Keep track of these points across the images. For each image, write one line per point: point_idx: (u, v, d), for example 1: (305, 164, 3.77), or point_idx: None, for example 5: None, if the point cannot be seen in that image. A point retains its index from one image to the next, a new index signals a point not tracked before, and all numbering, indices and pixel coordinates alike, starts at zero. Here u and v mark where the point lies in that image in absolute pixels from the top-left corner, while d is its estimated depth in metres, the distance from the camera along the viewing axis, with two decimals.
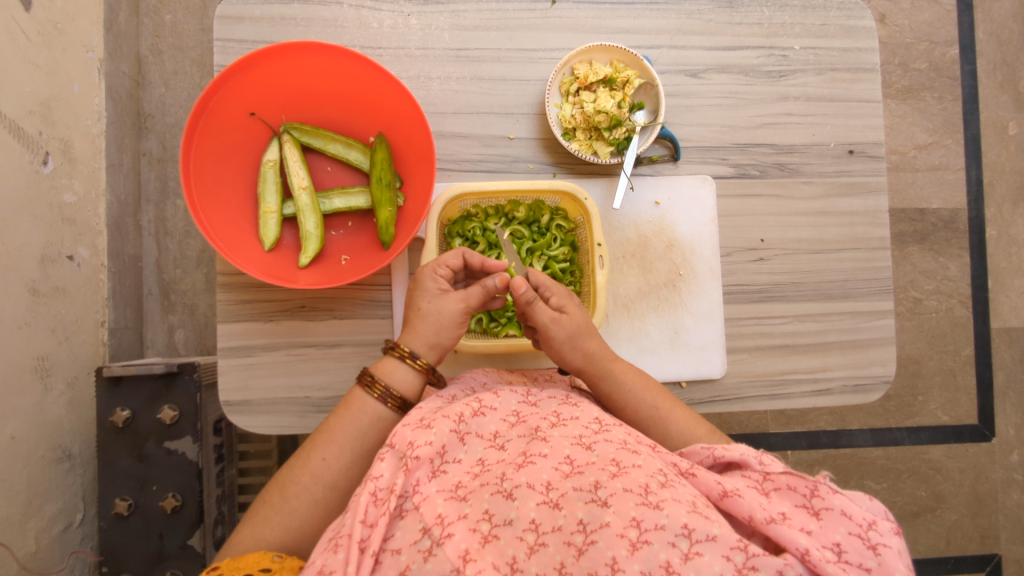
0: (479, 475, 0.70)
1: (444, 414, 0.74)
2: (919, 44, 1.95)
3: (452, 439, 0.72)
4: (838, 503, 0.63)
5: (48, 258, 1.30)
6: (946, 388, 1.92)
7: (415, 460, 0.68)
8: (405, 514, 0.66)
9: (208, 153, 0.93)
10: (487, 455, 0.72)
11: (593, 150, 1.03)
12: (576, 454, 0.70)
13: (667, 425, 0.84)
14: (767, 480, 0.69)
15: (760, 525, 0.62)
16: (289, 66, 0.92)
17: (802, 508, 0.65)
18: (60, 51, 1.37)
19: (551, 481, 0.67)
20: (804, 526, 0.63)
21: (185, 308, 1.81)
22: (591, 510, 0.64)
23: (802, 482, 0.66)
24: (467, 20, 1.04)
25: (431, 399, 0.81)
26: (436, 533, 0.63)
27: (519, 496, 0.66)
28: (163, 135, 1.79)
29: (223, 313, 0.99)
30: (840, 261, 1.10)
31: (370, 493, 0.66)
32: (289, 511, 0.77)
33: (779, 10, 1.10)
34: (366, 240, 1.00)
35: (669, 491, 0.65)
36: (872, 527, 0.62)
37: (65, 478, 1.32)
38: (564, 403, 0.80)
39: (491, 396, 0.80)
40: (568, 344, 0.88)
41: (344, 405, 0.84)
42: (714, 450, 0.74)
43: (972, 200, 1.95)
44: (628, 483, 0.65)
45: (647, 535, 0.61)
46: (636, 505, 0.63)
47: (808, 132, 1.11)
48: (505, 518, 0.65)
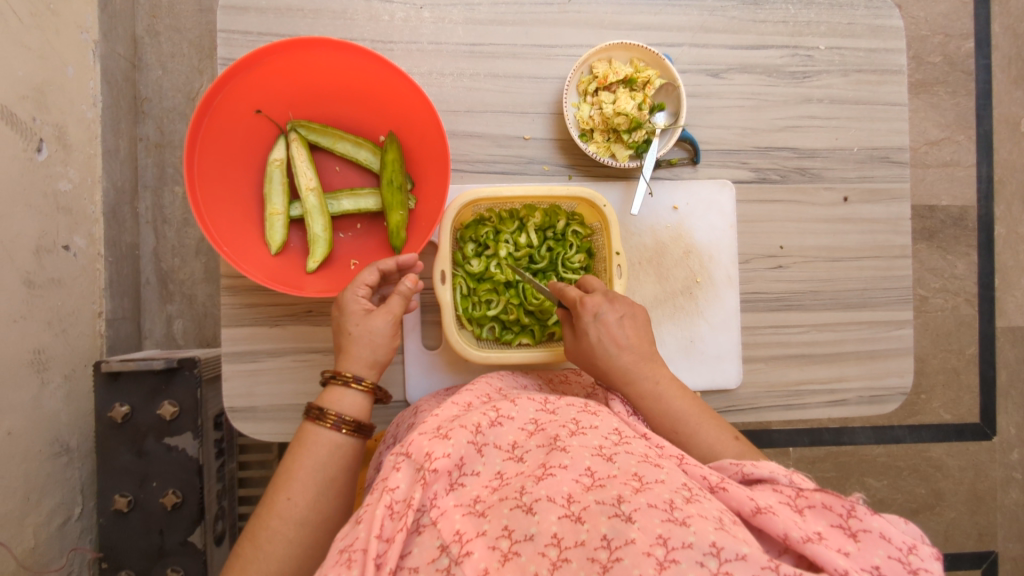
0: (497, 489, 0.67)
1: (461, 425, 0.72)
2: (934, 37, 1.92)
3: (470, 450, 0.71)
4: (876, 525, 0.62)
5: (43, 249, 1.26)
6: (948, 387, 1.91)
7: (434, 473, 0.66)
8: (423, 529, 0.64)
9: (211, 152, 0.89)
10: (505, 467, 0.71)
11: (611, 153, 1.00)
12: (596, 467, 0.68)
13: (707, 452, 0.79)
14: (799, 496, 0.67)
15: (795, 543, 0.60)
16: (298, 61, 0.88)
17: (837, 529, 0.63)
18: (53, 33, 1.32)
19: (572, 493, 0.65)
20: (841, 547, 0.61)
21: (183, 298, 1.78)
22: (615, 526, 0.61)
23: (837, 500, 0.65)
24: (482, 14, 1.00)
25: (449, 406, 0.78)
26: (454, 551, 0.60)
27: (540, 510, 0.63)
28: (160, 120, 1.75)
29: (228, 316, 0.96)
30: (860, 269, 1.08)
31: (386, 506, 0.64)
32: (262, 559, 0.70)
33: (805, 8, 1.06)
34: (375, 244, 0.97)
35: (694, 507, 0.63)
36: (912, 551, 0.60)
37: (63, 472, 1.30)
38: (583, 410, 0.78)
39: (508, 404, 0.78)
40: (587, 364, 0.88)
41: (299, 442, 0.79)
42: (744, 467, 0.72)
43: (982, 198, 1.91)
44: (652, 499, 0.63)
45: (674, 554, 0.58)
46: (662, 522, 0.61)
47: (831, 135, 1.08)
48: (525, 533, 0.62)
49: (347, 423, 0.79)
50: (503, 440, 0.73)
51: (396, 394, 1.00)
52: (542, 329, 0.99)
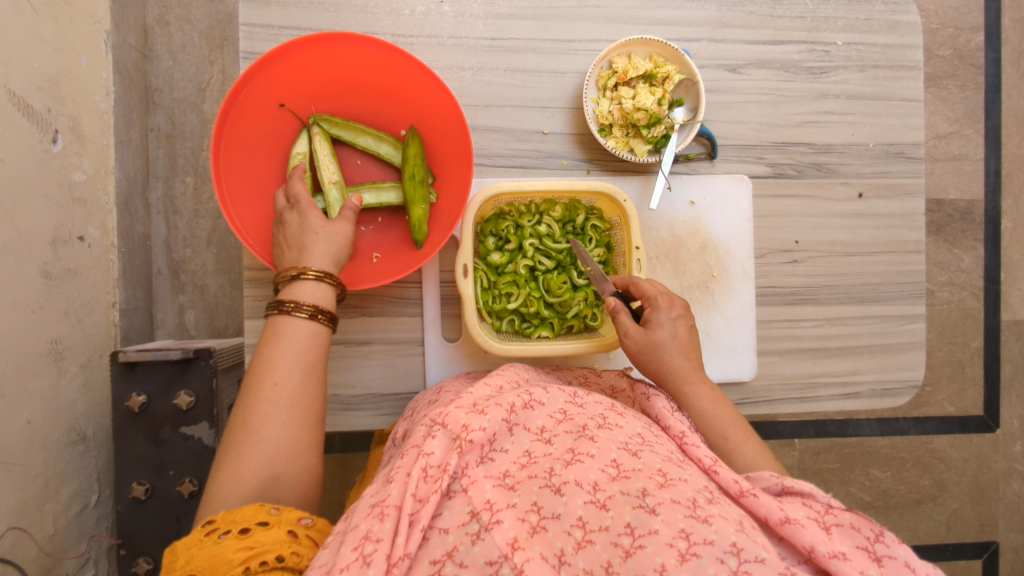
0: (526, 467, 0.69)
1: (496, 403, 0.75)
2: (944, 31, 1.93)
3: (502, 428, 0.73)
4: (901, 554, 0.63)
5: (58, 239, 1.27)
6: (954, 380, 1.89)
7: (468, 443, 0.68)
8: (453, 494, 0.66)
9: (237, 146, 0.90)
10: (533, 447, 0.73)
11: (629, 148, 1.01)
12: (622, 458, 0.70)
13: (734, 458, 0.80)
14: (828, 513, 0.67)
15: (820, 558, 0.62)
16: (322, 55, 0.88)
17: (863, 550, 0.64)
18: (67, 23, 1.32)
19: (598, 481, 0.67)
20: (866, 570, 0.62)
21: (195, 289, 1.79)
22: (639, 515, 0.63)
23: (867, 523, 0.66)
24: (502, 8, 1.00)
25: (481, 386, 0.81)
26: (484, 518, 0.62)
27: (567, 492, 0.65)
28: (171, 111, 1.75)
29: (249, 308, 0.97)
30: (874, 264, 1.09)
31: (421, 469, 0.66)
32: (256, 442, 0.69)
33: (822, 3, 1.07)
34: (396, 236, 0.98)
35: (716, 508, 0.65)
36: None
37: (80, 460, 1.32)
38: (611, 411, 0.81)
39: (541, 390, 0.81)
40: (643, 355, 0.88)
41: (271, 330, 0.75)
42: (784, 480, 0.72)
43: (989, 192, 1.92)
44: (675, 495, 0.65)
45: (696, 548, 0.60)
46: (685, 517, 0.62)
47: (847, 131, 1.08)
48: (552, 511, 0.64)
49: (315, 310, 0.76)
50: (532, 423, 0.76)
51: (415, 385, 1.01)
52: (562, 321, 1.00)
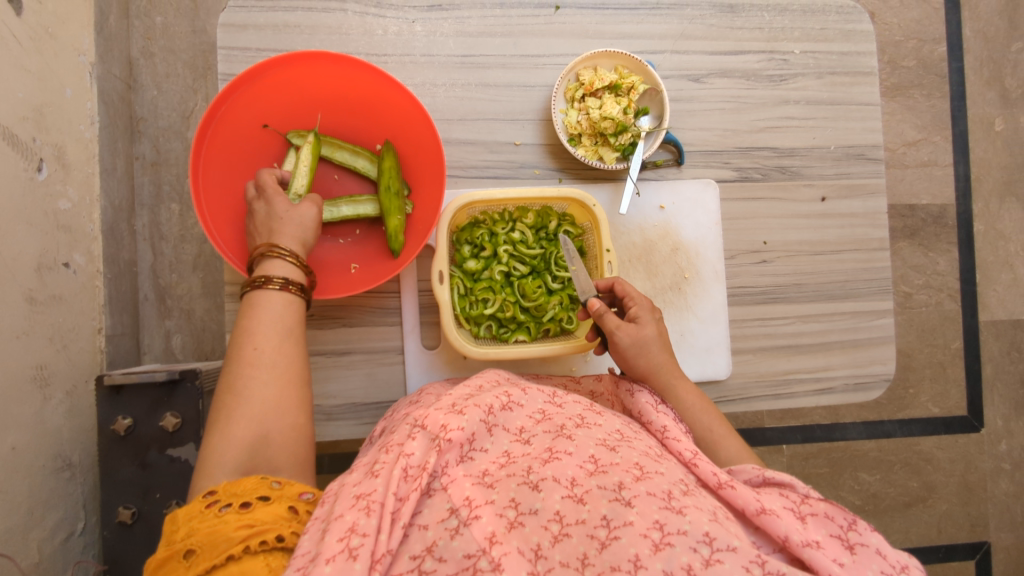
0: (505, 465, 0.70)
1: (475, 403, 0.76)
2: (908, 42, 1.97)
3: (481, 427, 0.74)
4: (873, 542, 0.66)
5: (43, 266, 1.28)
6: (936, 380, 1.95)
7: (448, 442, 0.70)
8: (434, 492, 0.67)
9: (217, 164, 0.92)
10: (512, 447, 0.74)
11: (599, 156, 1.03)
12: (600, 455, 0.72)
13: (718, 449, 0.82)
14: (804, 503, 0.70)
15: (794, 546, 0.64)
16: (298, 74, 0.92)
17: (836, 539, 0.67)
18: (51, 55, 1.36)
19: (576, 477, 0.68)
20: (839, 558, 0.64)
21: (181, 313, 1.80)
22: (615, 508, 0.64)
23: (840, 513, 0.68)
24: (472, 26, 1.04)
25: (460, 386, 0.83)
26: (463, 514, 0.63)
27: (545, 488, 0.66)
28: (156, 138, 1.78)
29: (232, 323, 0.99)
30: (840, 262, 1.12)
31: (402, 468, 0.67)
32: (244, 404, 0.69)
33: (779, 15, 1.12)
34: (375, 247, 1.00)
35: (691, 499, 0.67)
36: (906, 571, 0.63)
37: (66, 487, 1.31)
38: (588, 410, 0.82)
39: (520, 391, 0.82)
40: (631, 349, 0.89)
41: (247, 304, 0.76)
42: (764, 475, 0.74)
43: (960, 195, 1.97)
44: (651, 487, 0.67)
45: (670, 538, 0.61)
46: (659, 509, 0.64)
47: (809, 135, 1.12)
48: (530, 507, 0.65)
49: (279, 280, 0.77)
50: (511, 424, 0.77)
51: (398, 393, 1.03)
52: (538, 325, 1.02)
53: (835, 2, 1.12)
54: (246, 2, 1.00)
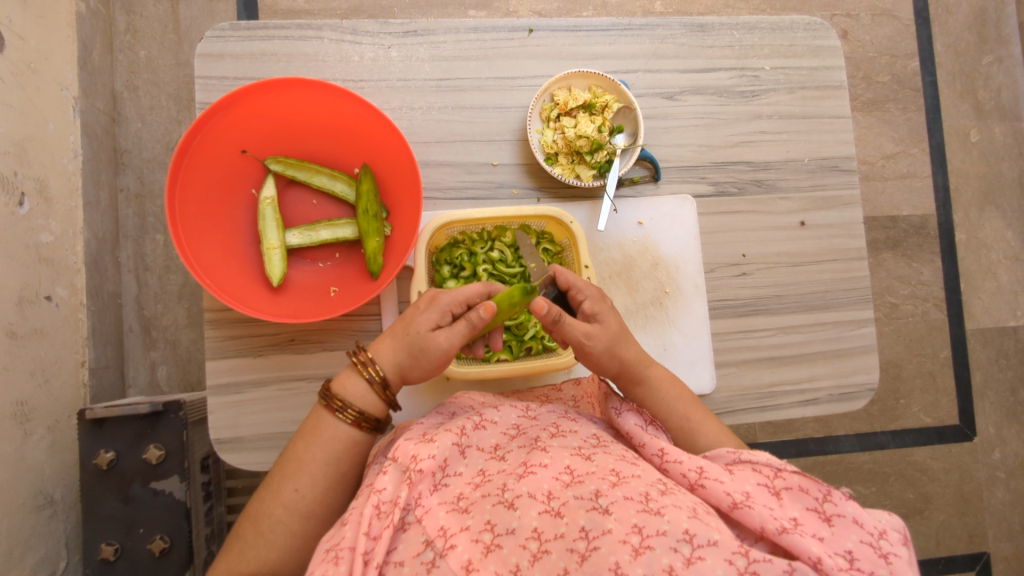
0: (480, 485, 0.71)
1: (446, 429, 0.76)
2: (881, 58, 2.02)
3: (454, 452, 0.75)
4: (849, 511, 0.66)
5: (25, 300, 1.27)
6: (926, 391, 1.96)
7: (419, 473, 0.69)
8: (409, 526, 0.67)
9: (194, 191, 0.93)
10: (487, 465, 0.75)
11: (576, 174, 1.06)
12: (575, 465, 0.72)
13: (696, 436, 0.84)
14: (777, 478, 0.71)
15: (772, 534, 0.64)
16: (274, 100, 0.93)
17: (813, 513, 0.67)
18: (34, 90, 1.36)
19: (552, 490, 0.68)
20: (817, 533, 0.65)
21: (167, 344, 1.78)
22: (593, 517, 0.64)
23: (814, 485, 0.69)
24: (447, 51, 1.06)
25: (433, 415, 0.85)
26: (439, 544, 0.64)
27: (521, 505, 0.67)
28: (140, 170, 1.78)
29: (212, 350, 0.98)
30: (819, 272, 1.13)
31: (374, 505, 0.67)
32: (263, 542, 0.75)
33: (748, 32, 1.14)
34: (354, 270, 1.00)
35: (669, 498, 0.66)
36: (882, 536, 0.64)
37: (47, 525, 1.28)
38: (564, 417, 0.83)
39: (492, 410, 0.83)
40: (605, 354, 0.88)
41: (311, 430, 0.82)
42: (738, 456, 0.74)
43: (939, 206, 2.01)
44: (628, 491, 0.66)
45: (649, 540, 0.61)
46: (637, 512, 0.64)
47: (783, 148, 1.14)
48: (506, 527, 0.65)
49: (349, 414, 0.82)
50: (485, 442, 0.78)
51: None
52: (520, 343, 1.03)
53: (802, 20, 1.15)
54: (223, 32, 1.01)
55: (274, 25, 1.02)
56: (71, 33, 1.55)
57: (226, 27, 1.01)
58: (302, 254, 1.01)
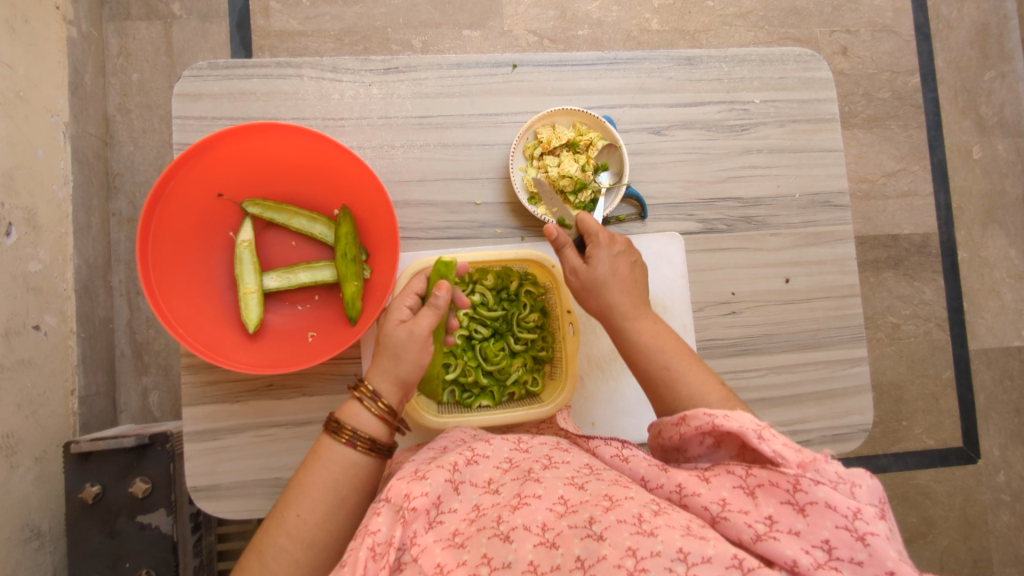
0: (474, 521, 0.70)
1: (438, 465, 0.75)
2: (881, 75, 1.99)
3: (447, 488, 0.73)
4: (821, 495, 0.61)
5: (12, 331, 1.26)
6: (929, 413, 1.92)
7: (412, 511, 0.68)
8: (404, 566, 0.66)
9: (169, 236, 0.91)
10: (482, 500, 0.73)
11: (561, 215, 1.03)
12: (569, 494, 0.71)
13: (676, 385, 0.80)
14: (749, 476, 0.66)
15: (749, 545, 0.62)
16: (250, 143, 0.91)
17: (787, 505, 0.63)
18: (23, 118, 1.36)
19: (546, 521, 0.67)
20: (792, 528, 0.61)
21: (159, 369, 1.77)
22: (588, 545, 0.63)
23: (782, 477, 0.63)
24: (429, 87, 1.04)
25: (422, 451, 0.82)
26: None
27: (516, 538, 0.65)
28: (132, 194, 1.77)
29: (188, 396, 0.96)
30: (811, 310, 1.10)
31: (368, 548, 0.66)
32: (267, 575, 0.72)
33: (737, 65, 1.12)
34: (334, 313, 0.98)
35: (662, 518, 0.64)
36: (858, 516, 0.59)
37: (34, 558, 1.27)
38: (555, 448, 0.82)
39: (483, 444, 0.81)
40: (583, 290, 0.89)
41: (312, 457, 0.79)
42: (716, 418, 0.69)
43: (942, 225, 1.97)
44: (621, 515, 0.65)
45: (644, 563, 0.60)
46: (631, 535, 0.62)
47: (773, 183, 1.12)
48: (503, 560, 0.63)
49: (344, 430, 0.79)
50: (479, 477, 0.77)
51: None
52: (502, 389, 1.01)
53: (793, 51, 1.13)
54: (201, 71, 0.99)
55: (254, 63, 1.01)
56: (61, 58, 1.54)
57: (204, 66, 1.00)
58: (281, 297, 0.99)
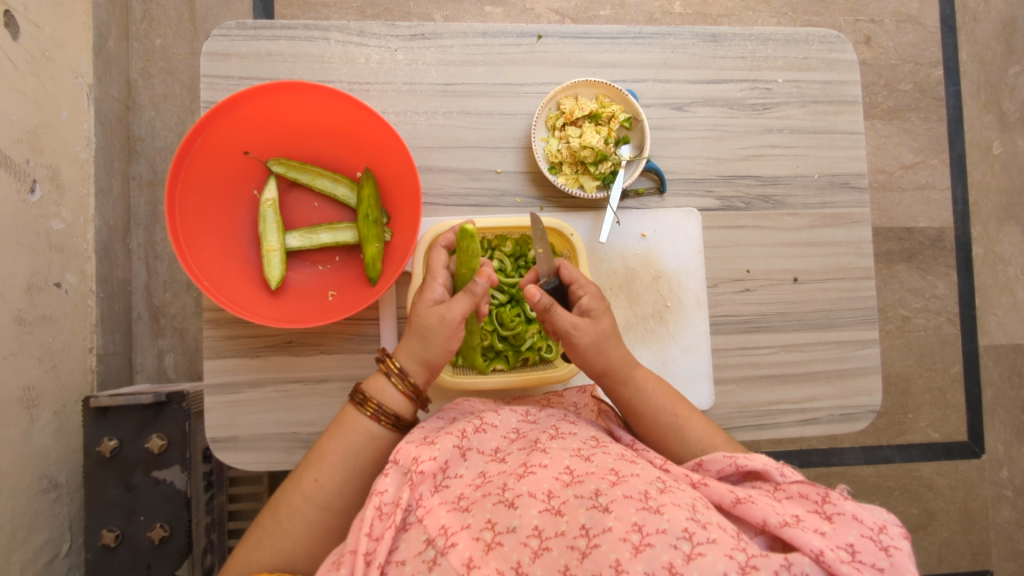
0: (480, 486, 0.71)
1: (447, 431, 0.76)
2: (904, 66, 1.97)
3: (455, 454, 0.74)
4: (849, 508, 0.68)
5: (34, 286, 1.27)
6: (935, 406, 1.92)
7: (419, 475, 0.70)
8: (410, 526, 0.67)
9: (196, 188, 0.93)
10: (488, 467, 0.75)
11: (579, 185, 1.04)
12: (575, 465, 0.72)
13: (685, 433, 0.85)
14: (778, 490, 0.73)
15: (773, 527, 0.65)
16: (278, 102, 0.92)
17: (814, 513, 0.69)
18: (49, 78, 1.37)
19: (552, 489, 0.68)
20: (818, 527, 0.66)
21: (175, 333, 1.80)
22: (593, 516, 0.65)
23: (813, 489, 0.71)
24: (455, 55, 1.05)
25: (433, 419, 0.84)
26: (439, 543, 0.64)
27: (521, 504, 0.67)
28: (152, 159, 1.79)
29: (210, 349, 0.99)
30: (825, 291, 1.11)
31: (375, 507, 0.67)
32: (280, 534, 0.76)
33: (762, 44, 1.12)
34: (353, 275, 1.00)
35: (668, 496, 0.67)
36: (882, 531, 0.66)
37: (52, 508, 1.27)
38: (563, 420, 0.84)
39: (493, 413, 0.82)
40: (590, 349, 0.87)
41: (336, 423, 0.83)
42: (735, 460, 0.76)
43: (958, 219, 1.97)
44: (628, 490, 0.67)
45: (649, 538, 0.62)
46: (637, 510, 0.65)
47: (793, 163, 1.12)
48: (508, 526, 0.66)
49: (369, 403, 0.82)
50: (486, 445, 0.78)
51: None
52: (516, 354, 1.03)
53: (818, 32, 1.12)
54: (230, 31, 1.01)
55: (282, 25, 1.02)
56: (87, 21, 1.55)
57: (233, 26, 1.01)
58: (302, 257, 1.01)
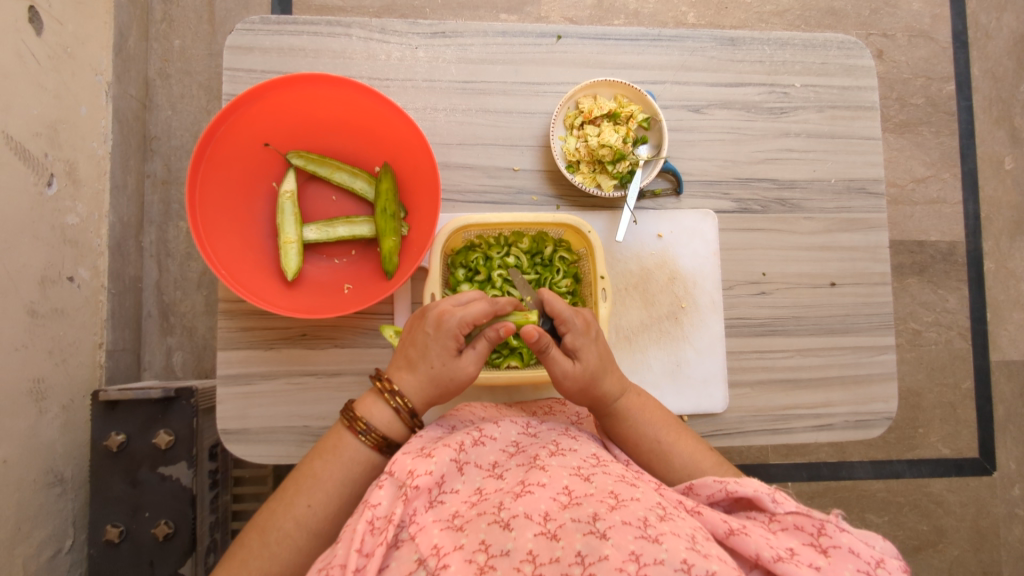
0: (475, 505, 0.70)
1: (444, 443, 0.75)
2: (916, 80, 1.98)
3: (451, 468, 0.73)
4: (845, 541, 0.67)
5: (47, 279, 1.27)
6: (946, 421, 1.90)
7: (414, 489, 0.69)
8: (401, 543, 0.66)
9: (216, 178, 0.93)
10: (485, 484, 0.73)
11: (597, 183, 1.05)
12: (573, 485, 0.70)
13: (670, 458, 0.86)
14: (773, 521, 0.72)
15: (766, 563, 0.65)
16: (300, 94, 0.93)
17: (809, 546, 0.68)
18: (69, 74, 1.38)
19: (549, 511, 0.67)
20: (813, 562, 0.65)
21: (183, 331, 1.79)
22: (589, 542, 0.63)
23: (808, 520, 0.69)
24: (474, 54, 1.06)
25: (433, 428, 0.82)
26: (430, 564, 0.62)
27: (516, 526, 0.65)
28: (167, 157, 1.79)
29: (224, 340, 0.98)
30: (840, 296, 1.11)
31: (367, 521, 0.66)
32: (266, 558, 0.75)
33: (780, 48, 1.12)
34: (369, 269, 1.01)
35: (668, 525, 0.65)
36: (879, 565, 0.65)
37: (56, 503, 1.25)
38: (563, 435, 0.82)
39: (491, 425, 0.82)
40: (580, 389, 0.87)
41: (330, 447, 0.82)
42: (727, 485, 0.74)
43: (969, 234, 1.96)
44: (627, 516, 0.65)
45: (646, 569, 0.60)
46: (635, 539, 0.62)
47: (809, 167, 1.12)
48: (501, 548, 0.63)
49: (374, 435, 0.81)
50: (483, 459, 0.77)
51: None
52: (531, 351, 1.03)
53: (836, 38, 1.13)
54: (253, 26, 1.02)
55: (304, 20, 1.03)
56: (107, 20, 1.57)
57: (257, 21, 1.02)
58: (318, 250, 1.01)
